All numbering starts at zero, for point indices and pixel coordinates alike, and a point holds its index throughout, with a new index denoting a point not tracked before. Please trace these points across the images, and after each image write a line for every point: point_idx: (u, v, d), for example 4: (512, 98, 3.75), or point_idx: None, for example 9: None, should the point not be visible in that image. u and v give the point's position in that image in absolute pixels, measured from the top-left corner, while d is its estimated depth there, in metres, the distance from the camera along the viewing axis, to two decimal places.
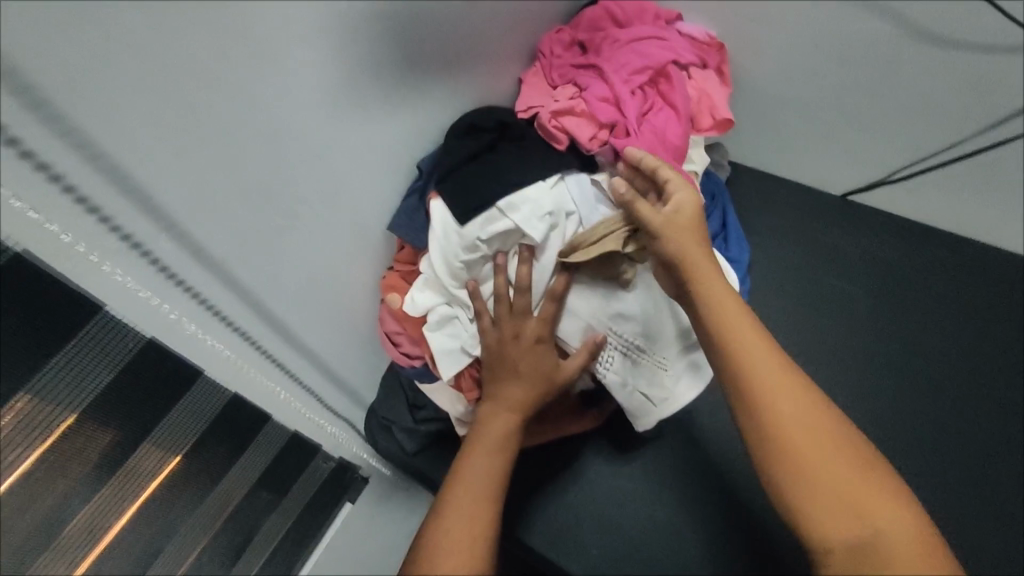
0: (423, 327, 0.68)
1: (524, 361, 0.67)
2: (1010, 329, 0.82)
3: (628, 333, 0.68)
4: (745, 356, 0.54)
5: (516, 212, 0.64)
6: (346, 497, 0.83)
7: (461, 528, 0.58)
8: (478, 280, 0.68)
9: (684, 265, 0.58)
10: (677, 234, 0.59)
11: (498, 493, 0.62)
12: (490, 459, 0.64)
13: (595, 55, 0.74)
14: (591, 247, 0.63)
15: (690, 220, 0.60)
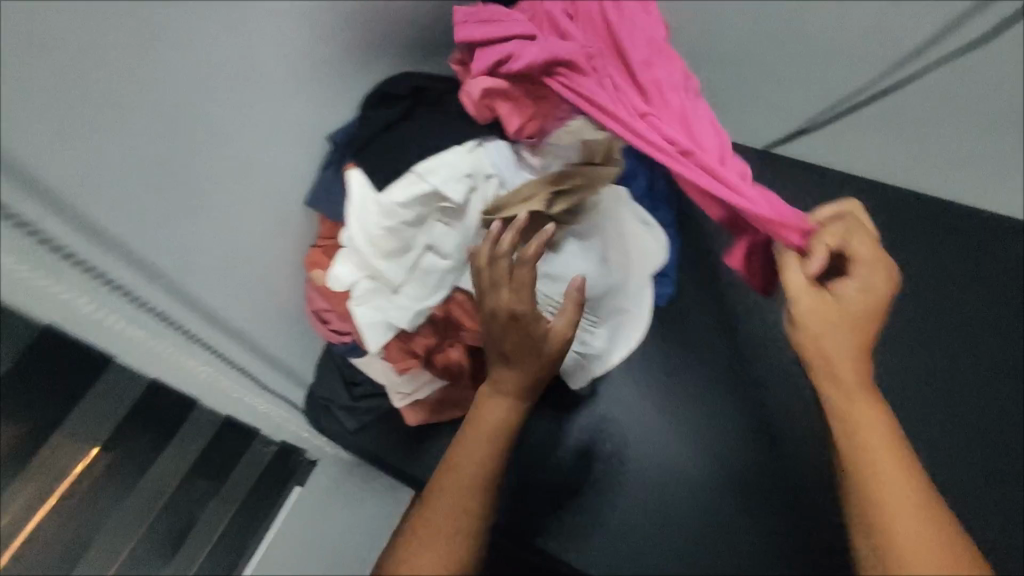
0: (349, 302, 0.68)
1: (508, 341, 0.60)
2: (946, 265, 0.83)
3: (557, 295, 0.69)
4: (867, 422, 0.52)
5: (433, 177, 0.65)
6: (293, 481, 0.82)
7: (438, 525, 0.57)
8: (402, 250, 0.66)
9: (811, 348, 0.56)
10: (825, 309, 0.56)
11: (484, 485, 0.59)
12: (478, 446, 0.60)
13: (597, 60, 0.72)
14: (512, 210, 0.65)
15: (860, 311, 0.56)
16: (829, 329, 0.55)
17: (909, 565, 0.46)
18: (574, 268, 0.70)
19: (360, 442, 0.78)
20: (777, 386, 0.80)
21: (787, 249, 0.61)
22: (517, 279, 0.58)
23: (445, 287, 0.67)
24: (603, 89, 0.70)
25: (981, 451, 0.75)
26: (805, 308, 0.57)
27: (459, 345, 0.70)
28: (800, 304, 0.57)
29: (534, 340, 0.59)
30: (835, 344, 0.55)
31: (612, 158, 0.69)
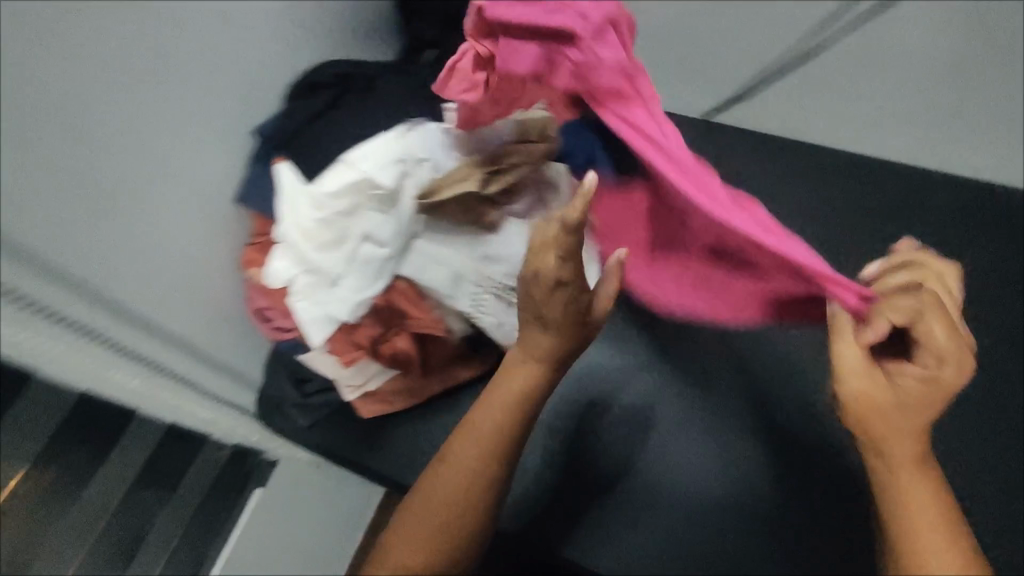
0: (288, 298, 0.67)
1: (549, 307, 0.55)
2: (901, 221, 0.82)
3: (499, 275, 0.68)
4: (926, 514, 0.47)
5: (361, 165, 0.64)
6: (252, 483, 0.80)
7: (443, 493, 0.59)
8: (337, 242, 0.65)
9: (856, 420, 0.51)
10: (883, 391, 0.49)
11: (490, 469, 0.59)
12: (495, 423, 0.59)
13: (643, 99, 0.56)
14: (445, 192, 0.64)
15: (924, 398, 0.49)
16: (892, 419, 0.49)
17: None
18: (516, 247, 0.69)
19: (316, 440, 0.76)
20: (756, 350, 0.76)
21: (843, 311, 0.53)
22: (569, 248, 0.51)
23: (386, 275, 0.65)
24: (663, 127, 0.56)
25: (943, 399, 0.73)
26: (863, 390, 0.50)
27: (405, 332, 0.69)
28: (858, 386, 0.50)
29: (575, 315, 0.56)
30: (898, 433, 0.49)
31: (549, 133, 0.66)
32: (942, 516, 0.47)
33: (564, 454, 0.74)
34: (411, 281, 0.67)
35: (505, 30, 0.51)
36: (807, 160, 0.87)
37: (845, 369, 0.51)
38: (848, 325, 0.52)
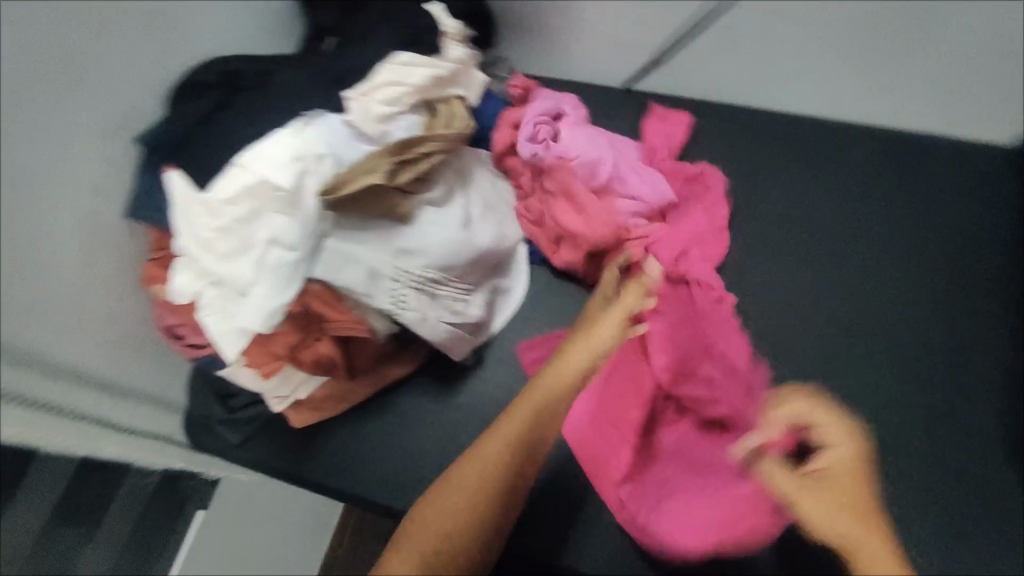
0: (197, 313, 0.63)
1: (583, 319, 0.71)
2: (823, 179, 0.82)
3: (416, 269, 0.67)
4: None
5: (258, 166, 0.61)
6: (189, 506, 0.76)
7: (481, 463, 0.58)
8: (240, 250, 0.62)
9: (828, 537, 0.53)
10: (854, 465, 0.56)
11: (522, 452, 0.59)
12: (532, 420, 0.60)
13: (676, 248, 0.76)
14: (353, 185, 0.62)
15: (845, 476, 0.56)
16: (856, 491, 0.55)
17: None
18: (431, 240, 0.68)
19: (248, 456, 0.74)
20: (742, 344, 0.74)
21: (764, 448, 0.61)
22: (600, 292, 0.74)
23: (297, 280, 0.62)
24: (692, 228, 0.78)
25: (882, 355, 0.73)
26: (818, 513, 0.54)
27: (326, 337, 0.66)
28: (808, 512, 0.54)
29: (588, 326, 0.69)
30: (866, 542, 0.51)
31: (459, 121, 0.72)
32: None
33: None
34: (324, 283, 0.64)
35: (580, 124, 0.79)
36: (720, 125, 0.87)
37: (835, 457, 0.57)
38: (820, 419, 0.59)
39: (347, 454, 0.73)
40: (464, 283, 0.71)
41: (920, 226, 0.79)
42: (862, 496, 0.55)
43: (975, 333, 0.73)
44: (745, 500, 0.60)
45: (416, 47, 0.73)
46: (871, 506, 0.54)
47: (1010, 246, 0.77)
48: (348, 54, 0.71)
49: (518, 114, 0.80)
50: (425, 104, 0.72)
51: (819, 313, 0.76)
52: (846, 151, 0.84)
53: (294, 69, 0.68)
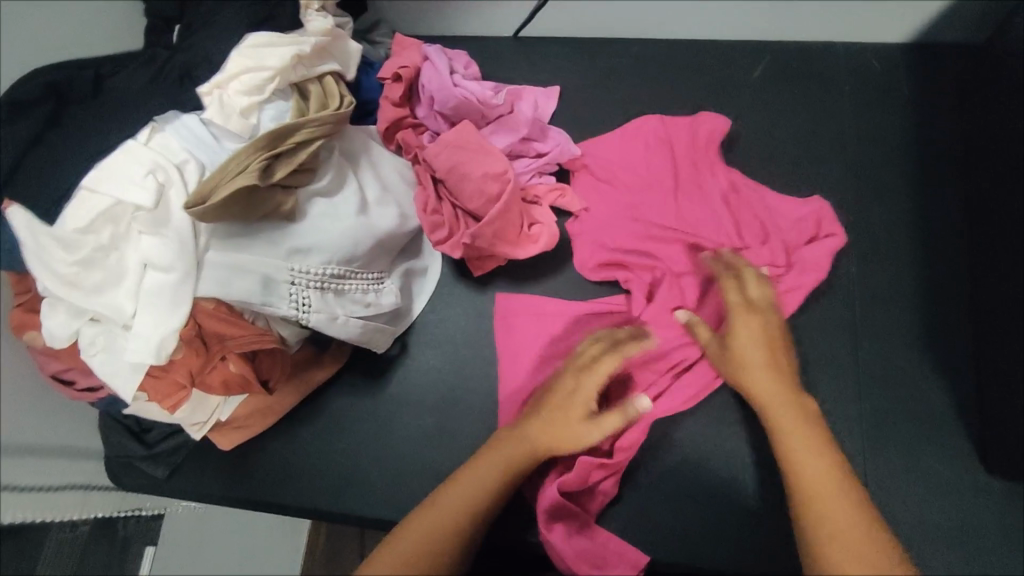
0: (82, 357, 0.58)
1: (569, 387, 0.65)
2: (723, 109, 0.81)
3: (315, 266, 0.63)
4: (808, 459, 0.55)
5: (111, 185, 0.55)
6: (142, 543, 0.72)
7: (461, 489, 0.59)
8: (112, 281, 0.56)
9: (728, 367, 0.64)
10: (757, 333, 0.64)
11: (495, 496, 0.59)
12: (489, 472, 0.60)
13: (711, 228, 0.74)
14: (220, 195, 0.56)
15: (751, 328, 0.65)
16: (754, 356, 0.63)
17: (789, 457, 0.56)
18: (325, 233, 0.63)
19: (181, 487, 0.71)
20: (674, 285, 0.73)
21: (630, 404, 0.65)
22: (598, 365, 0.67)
23: (184, 302, 0.57)
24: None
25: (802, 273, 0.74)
26: (731, 375, 0.64)
27: (231, 356, 0.62)
28: (719, 368, 0.66)
29: (582, 411, 0.64)
30: (762, 393, 0.61)
31: (333, 100, 0.67)
32: (819, 455, 0.55)
33: (444, 428, 0.70)
34: (217, 300, 0.59)
35: (491, 86, 0.77)
36: (615, 66, 0.83)
37: (736, 332, 0.64)
38: (736, 299, 0.67)
39: (282, 468, 0.70)
40: (371, 273, 0.68)
41: (827, 139, 0.79)
42: (755, 334, 0.64)
43: (883, 238, 0.75)
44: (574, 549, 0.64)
45: (274, 23, 0.66)
46: (771, 347, 0.63)
47: (912, 143, 0.78)
48: (197, 42, 0.64)
49: (419, 67, 0.75)
50: (294, 86, 0.65)
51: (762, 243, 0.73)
52: (749, 73, 0.82)
53: (137, 68, 0.62)
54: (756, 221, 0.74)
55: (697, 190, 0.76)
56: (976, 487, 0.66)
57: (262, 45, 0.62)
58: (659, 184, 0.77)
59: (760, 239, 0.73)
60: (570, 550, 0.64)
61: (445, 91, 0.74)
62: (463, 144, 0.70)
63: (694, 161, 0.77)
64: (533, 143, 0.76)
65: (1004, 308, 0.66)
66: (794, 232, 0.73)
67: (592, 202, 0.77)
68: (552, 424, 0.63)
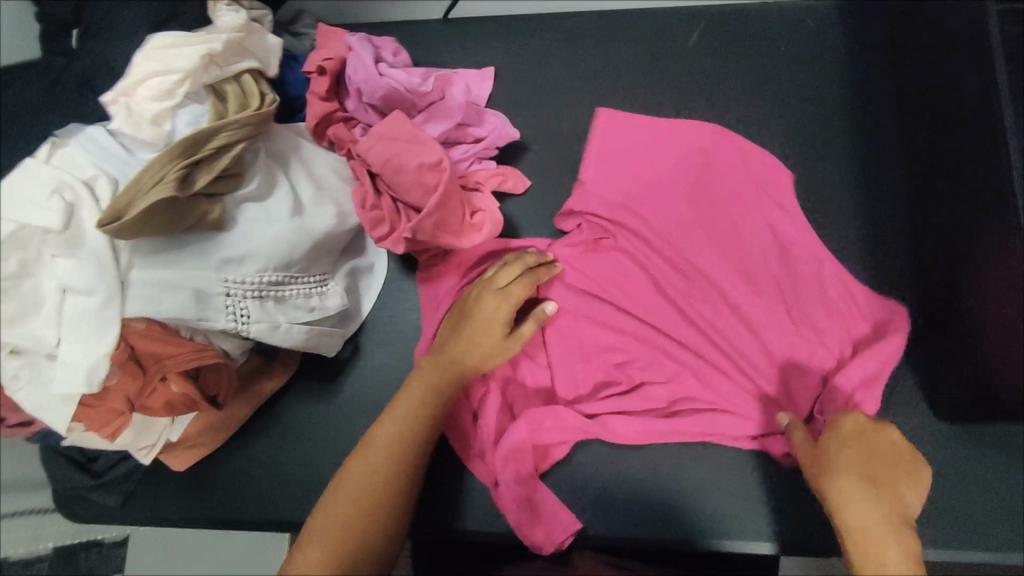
0: (5, 391, 0.54)
1: (486, 305, 0.64)
2: (659, 80, 0.80)
3: (250, 275, 0.60)
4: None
5: (13, 209, 0.51)
6: None
7: (388, 436, 0.59)
8: (29, 309, 0.53)
9: (827, 477, 0.58)
10: (871, 454, 0.58)
11: (422, 438, 0.60)
12: (413, 418, 0.60)
13: (736, 258, 0.73)
14: (133, 212, 0.53)
15: (866, 447, 0.59)
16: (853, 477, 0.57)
17: None
18: (259, 241, 0.61)
19: (137, 514, 0.69)
20: (661, 282, 0.73)
21: (541, 311, 0.67)
22: (512, 287, 0.65)
23: (112, 325, 0.54)
24: (732, 304, 0.72)
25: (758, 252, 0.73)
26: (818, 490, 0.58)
27: (172, 376, 0.59)
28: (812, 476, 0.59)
29: (502, 329, 0.64)
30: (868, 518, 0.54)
31: (253, 98, 0.63)
32: None
33: None
34: (147, 319, 0.57)
35: (422, 72, 0.75)
36: (547, 44, 0.82)
37: (832, 447, 0.59)
38: (844, 412, 0.62)
39: (241, 483, 0.68)
40: (312, 276, 0.66)
41: (767, 103, 0.78)
42: (867, 451, 0.58)
43: (828, 197, 0.75)
44: (513, 500, 0.66)
45: (179, 22, 0.62)
46: (883, 473, 0.57)
47: (849, 101, 0.78)
48: (96, 47, 0.60)
49: (344, 59, 0.72)
50: (209, 86, 0.62)
51: (761, 265, 0.72)
52: (684, 40, 0.80)
53: (32, 78, 0.58)
54: (818, 302, 0.71)
55: (713, 202, 0.74)
56: (925, 433, 0.68)
57: (169, 46, 0.58)
58: (673, 189, 0.75)
59: (816, 323, 0.70)
60: (511, 493, 0.66)
61: (372, 81, 0.71)
62: (396, 135, 0.67)
63: (725, 177, 0.74)
64: (469, 128, 0.74)
65: (954, 270, 0.67)
66: (851, 321, 0.70)
67: (595, 177, 0.75)
68: (474, 347, 0.64)
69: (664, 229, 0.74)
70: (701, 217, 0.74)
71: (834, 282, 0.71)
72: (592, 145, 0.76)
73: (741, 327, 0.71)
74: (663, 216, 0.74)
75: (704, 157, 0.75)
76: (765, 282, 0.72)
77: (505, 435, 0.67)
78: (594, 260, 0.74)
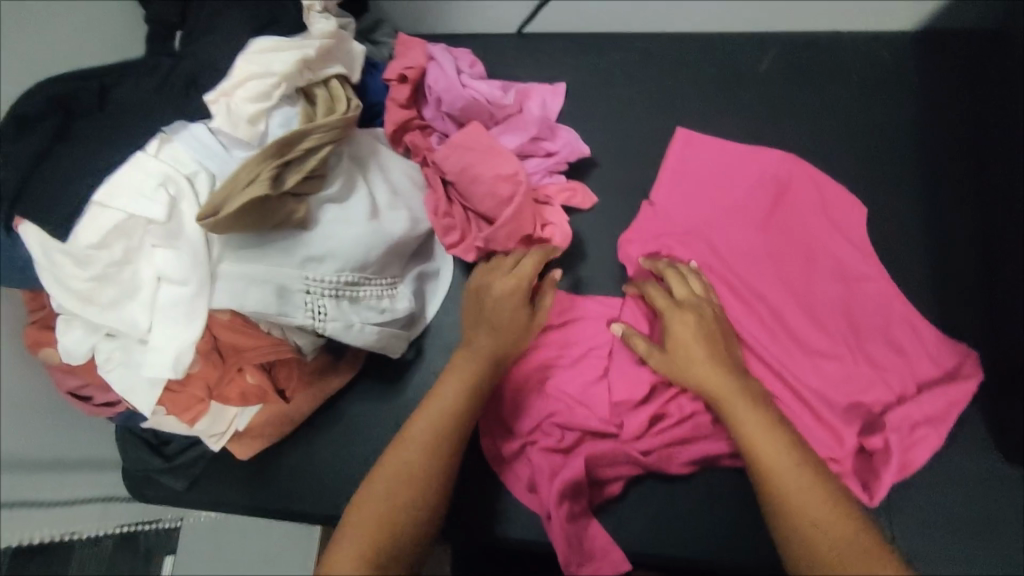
0: (98, 372, 0.57)
1: (499, 284, 0.66)
2: (728, 104, 0.80)
3: (329, 275, 0.62)
4: (763, 439, 0.60)
5: (122, 199, 0.54)
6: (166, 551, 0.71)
7: (443, 413, 0.60)
8: (129, 294, 0.56)
9: (672, 366, 0.67)
10: (694, 329, 0.67)
11: (465, 418, 0.61)
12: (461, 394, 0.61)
13: (799, 284, 0.72)
14: (230, 208, 0.55)
15: (692, 327, 0.67)
16: (699, 355, 0.66)
17: (756, 451, 0.60)
18: (338, 244, 0.62)
19: (197, 500, 0.70)
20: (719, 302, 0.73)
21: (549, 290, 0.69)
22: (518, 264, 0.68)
23: (198, 316, 0.56)
24: (791, 327, 0.71)
25: (825, 280, 0.72)
26: (676, 375, 0.67)
27: (248, 367, 0.63)
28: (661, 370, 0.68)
29: (523, 304, 0.66)
30: (714, 389, 0.64)
31: (339, 104, 0.65)
32: (784, 442, 0.60)
33: None
34: (231, 311, 0.59)
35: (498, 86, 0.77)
36: (619, 63, 0.83)
37: (674, 334, 0.67)
38: (664, 302, 0.69)
39: (301, 474, 0.70)
40: (385, 278, 0.68)
41: (839, 131, 0.78)
42: (689, 328, 0.67)
43: (900, 227, 0.74)
44: (564, 537, 0.65)
45: (277, 27, 0.64)
46: (708, 342, 0.67)
47: (915, 137, 0.77)
48: (199, 48, 0.62)
49: (426, 70, 0.75)
50: (299, 90, 0.64)
51: (826, 294, 0.71)
52: (754, 67, 0.81)
53: (141, 79, 0.61)
54: (883, 340, 0.69)
55: (784, 235, 0.74)
56: (994, 477, 0.66)
57: (267, 51, 0.61)
58: (743, 217, 0.75)
59: (880, 360, 0.69)
60: (563, 528, 0.65)
61: (452, 93, 0.74)
62: (472, 145, 0.69)
63: (801, 213, 0.75)
64: (543, 142, 0.76)
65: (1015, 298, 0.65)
66: (921, 365, 0.68)
67: (666, 201, 0.77)
68: (511, 331, 0.65)
69: (731, 254, 0.74)
70: (769, 243, 0.74)
71: (902, 322, 0.70)
72: (665, 168, 0.78)
73: (803, 351, 0.70)
74: (729, 240, 0.75)
75: (779, 187, 0.75)
76: (829, 311, 0.71)
77: (563, 469, 0.67)
78: (627, 309, 0.74)
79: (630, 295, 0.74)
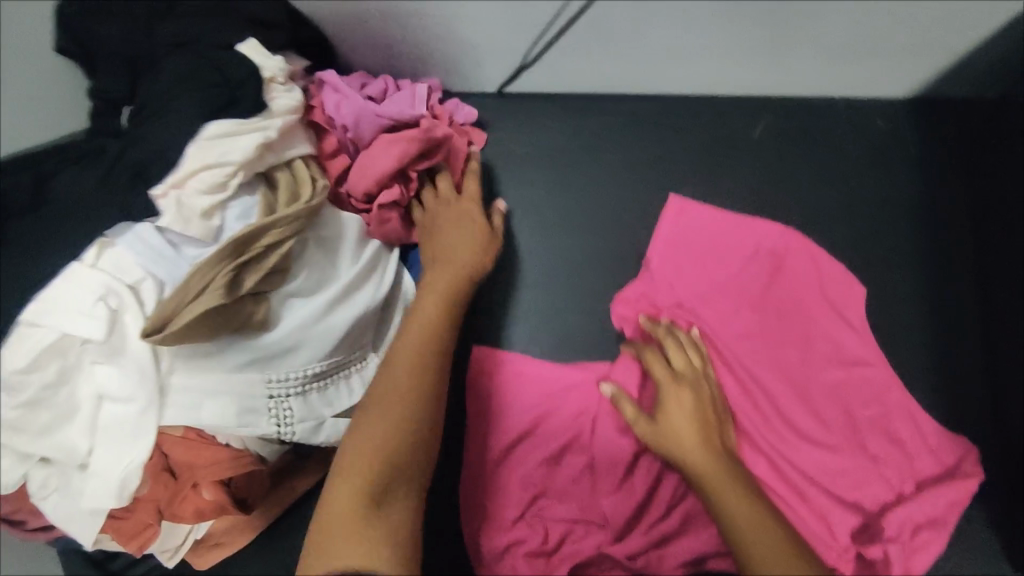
0: (32, 500, 0.52)
1: (451, 214, 0.69)
2: (718, 175, 0.77)
3: (293, 372, 0.58)
4: (756, 533, 0.56)
5: (56, 318, 0.48)
6: None
7: (423, 328, 0.62)
8: (66, 416, 0.50)
9: (662, 446, 0.63)
10: (688, 411, 0.64)
11: (445, 337, 0.63)
12: (441, 307, 0.64)
13: (796, 367, 0.70)
14: (178, 323, 0.50)
15: (684, 411, 0.64)
16: (689, 438, 0.62)
17: (747, 542, 0.56)
18: (302, 338, 0.58)
19: None
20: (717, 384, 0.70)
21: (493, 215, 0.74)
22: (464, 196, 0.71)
23: (149, 429, 0.51)
24: (786, 412, 0.69)
25: (824, 366, 0.70)
26: (666, 453, 0.63)
27: (203, 484, 0.56)
28: (649, 444, 0.64)
29: (475, 233, 0.70)
30: (705, 471, 0.60)
31: (302, 190, 0.60)
32: (776, 538, 0.56)
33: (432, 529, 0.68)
34: (186, 426, 0.54)
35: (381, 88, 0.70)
36: (608, 126, 0.79)
37: (669, 412, 0.64)
38: (662, 374, 0.66)
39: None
40: (356, 354, 0.64)
41: (829, 206, 0.76)
42: (683, 407, 0.64)
43: (900, 304, 0.73)
44: None
45: (237, 109, 0.56)
46: (700, 423, 0.63)
47: (920, 213, 0.75)
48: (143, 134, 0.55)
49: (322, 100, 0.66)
50: (260, 175, 0.59)
51: (822, 380, 0.69)
52: (748, 133, 0.77)
53: (79, 170, 0.55)
54: (883, 434, 0.67)
55: (782, 314, 0.72)
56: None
57: (224, 135, 0.54)
58: (740, 292, 0.73)
59: (877, 452, 0.67)
60: None
61: (363, 119, 0.65)
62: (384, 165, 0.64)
63: (800, 290, 0.71)
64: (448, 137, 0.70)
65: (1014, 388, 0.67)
66: (920, 462, 0.66)
67: (662, 269, 0.74)
68: (466, 259, 0.68)
69: (726, 332, 0.72)
70: (765, 321, 0.72)
71: (901, 413, 0.67)
72: (660, 237, 0.74)
73: (797, 438, 0.68)
74: (723, 315, 0.72)
75: (775, 263, 0.72)
76: (828, 398, 0.69)
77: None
78: (621, 367, 0.71)
79: (624, 354, 0.71)
